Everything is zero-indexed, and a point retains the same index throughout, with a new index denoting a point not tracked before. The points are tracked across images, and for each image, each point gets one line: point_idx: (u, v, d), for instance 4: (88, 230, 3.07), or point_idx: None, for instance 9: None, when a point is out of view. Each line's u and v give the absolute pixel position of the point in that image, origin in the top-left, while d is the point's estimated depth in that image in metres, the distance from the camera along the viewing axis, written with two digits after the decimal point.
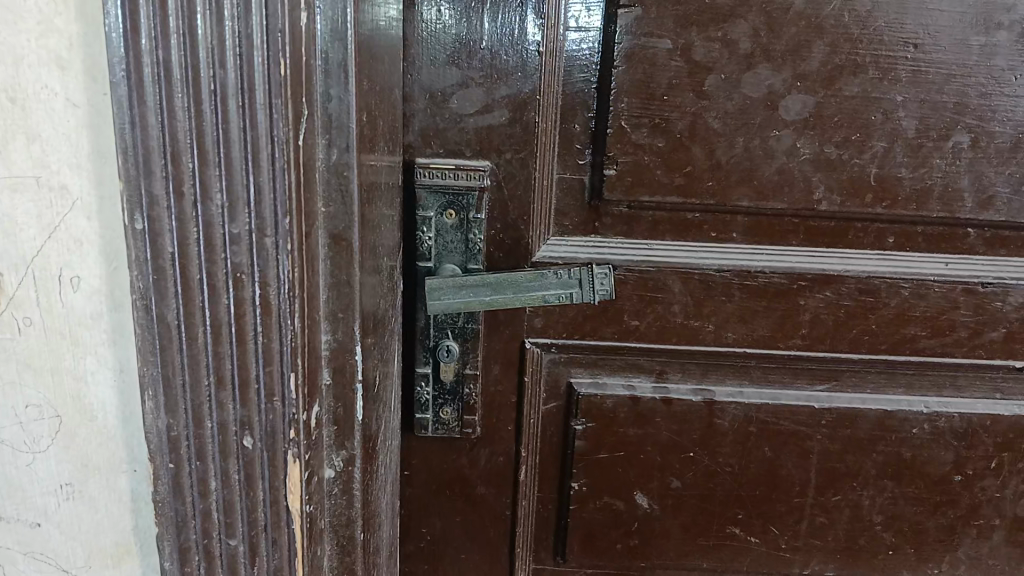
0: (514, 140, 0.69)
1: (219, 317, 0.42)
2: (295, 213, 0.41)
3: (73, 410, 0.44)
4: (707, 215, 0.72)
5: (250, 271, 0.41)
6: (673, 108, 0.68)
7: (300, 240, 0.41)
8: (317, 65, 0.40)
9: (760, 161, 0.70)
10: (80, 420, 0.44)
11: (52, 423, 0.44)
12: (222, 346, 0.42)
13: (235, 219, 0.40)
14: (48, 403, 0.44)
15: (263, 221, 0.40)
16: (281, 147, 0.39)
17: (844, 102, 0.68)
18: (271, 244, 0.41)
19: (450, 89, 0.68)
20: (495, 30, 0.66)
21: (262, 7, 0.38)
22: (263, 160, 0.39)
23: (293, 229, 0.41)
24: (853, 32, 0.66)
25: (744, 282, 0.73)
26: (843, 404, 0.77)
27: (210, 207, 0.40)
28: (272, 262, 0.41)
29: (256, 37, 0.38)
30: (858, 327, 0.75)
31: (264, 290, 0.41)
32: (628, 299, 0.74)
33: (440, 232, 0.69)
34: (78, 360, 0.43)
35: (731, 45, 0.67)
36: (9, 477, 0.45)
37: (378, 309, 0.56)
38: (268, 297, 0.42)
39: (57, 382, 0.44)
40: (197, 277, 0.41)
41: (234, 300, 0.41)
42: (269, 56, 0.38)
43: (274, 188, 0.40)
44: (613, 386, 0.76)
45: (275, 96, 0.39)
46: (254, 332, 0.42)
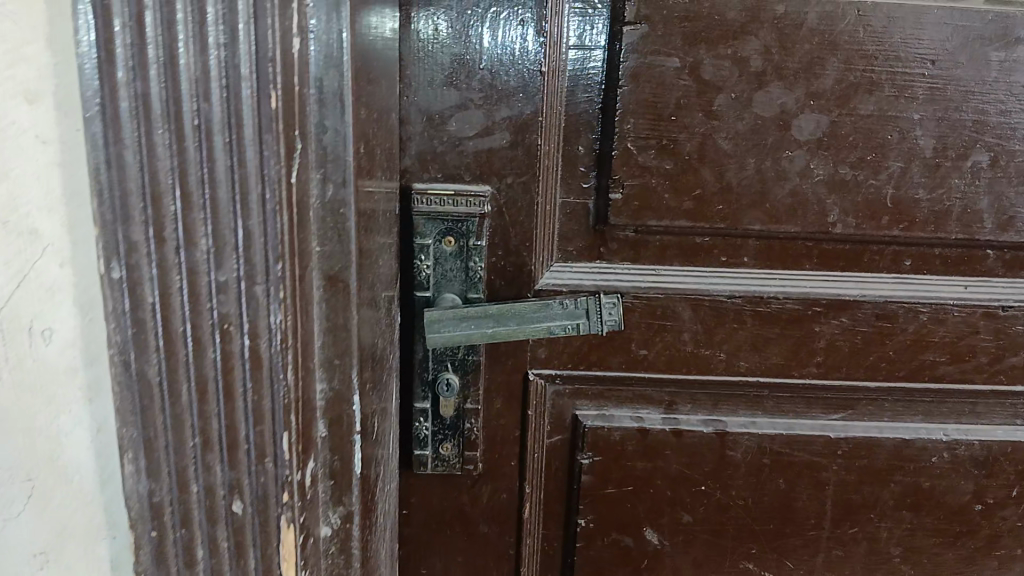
0: (515, 163, 0.66)
1: (205, 374, 0.39)
2: (287, 257, 0.38)
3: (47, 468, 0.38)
4: (717, 239, 0.69)
5: (239, 322, 0.38)
6: (681, 129, 0.65)
7: (292, 287, 0.38)
8: (310, 94, 0.37)
9: (772, 183, 0.67)
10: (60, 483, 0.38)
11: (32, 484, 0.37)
12: (208, 405, 0.39)
13: (223, 264, 0.37)
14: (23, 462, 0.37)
15: (253, 268, 0.37)
16: (273, 187, 0.36)
17: (860, 121, 0.65)
18: (261, 292, 0.38)
19: (448, 111, 0.64)
20: (496, 48, 0.63)
21: (250, 34, 0.34)
22: (253, 201, 0.36)
23: (286, 275, 0.38)
24: (868, 48, 0.64)
25: (756, 309, 0.70)
26: (860, 433, 0.74)
27: (195, 253, 0.37)
28: (263, 312, 0.38)
29: (243, 68, 0.35)
30: (875, 354, 0.72)
31: (254, 342, 0.38)
32: (636, 327, 0.71)
33: (439, 260, 0.66)
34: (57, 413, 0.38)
35: (741, 62, 0.64)
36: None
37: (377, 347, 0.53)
38: (259, 350, 0.38)
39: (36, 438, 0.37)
40: (180, 328, 0.38)
41: (221, 355, 0.38)
42: (258, 88, 0.35)
43: (265, 231, 0.37)
44: (620, 418, 0.73)
45: (265, 132, 0.35)
46: (243, 388, 0.39)
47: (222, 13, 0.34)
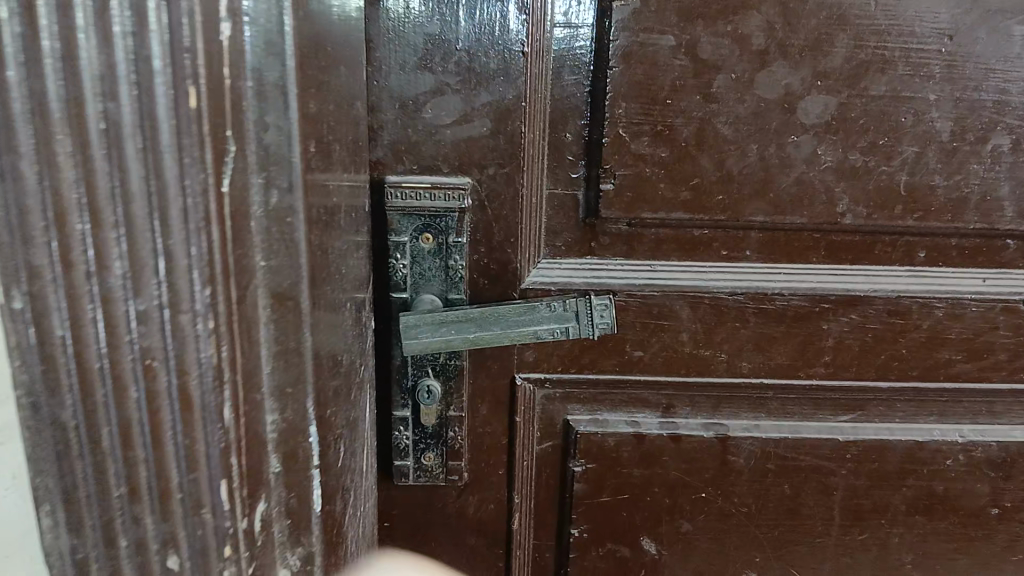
0: (497, 153, 0.61)
1: (127, 416, 0.33)
2: (214, 280, 0.33)
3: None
4: (717, 232, 0.64)
5: (165, 356, 0.33)
6: (677, 113, 0.60)
7: (225, 317, 0.34)
8: (247, 85, 0.32)
9: (776, 170, 0.62)
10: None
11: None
12: (134, 450, 0.34)
13: (142, 292, 0.32)
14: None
15: (177, 295, 0.32)
16: (197, 199, 0.31)
17: (871, 103, 0.60)
18: (187, 323, 0.33)
19: (423, 97, 0.59)
20: (474, 28, 0.58)
21: (163, 18, 0.29)
22: (173, 216, 0.31)
23: (217, 300, 0.33)
24: (879, 22, 0.58)
25: (759, 306, 0.65)
26: (871, 436, 0.69)
27: (111, 280, 0.31)
28: (190, 346, 0.33)
29: (156, 59, 0.29)
30: (886, 353, 0.67)
31: (183, 380, 0.33)
32: (630, 327, 0.66)
33: (416, 258, 0.62)
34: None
35: (742, 40, 0.58)
36: None
37: (346, 363, 0.48)
38: (187, 390, 0.33)
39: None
40: (97, 365, 0.32)
41: (146, 393, 0.33)
42: (175, 82, 0.30)
43: (189, 249, 0.32)
44: (615, 423, 0.68)
45: (185, 136, 0.30)
46: (172, 433, 0.34)
47: None
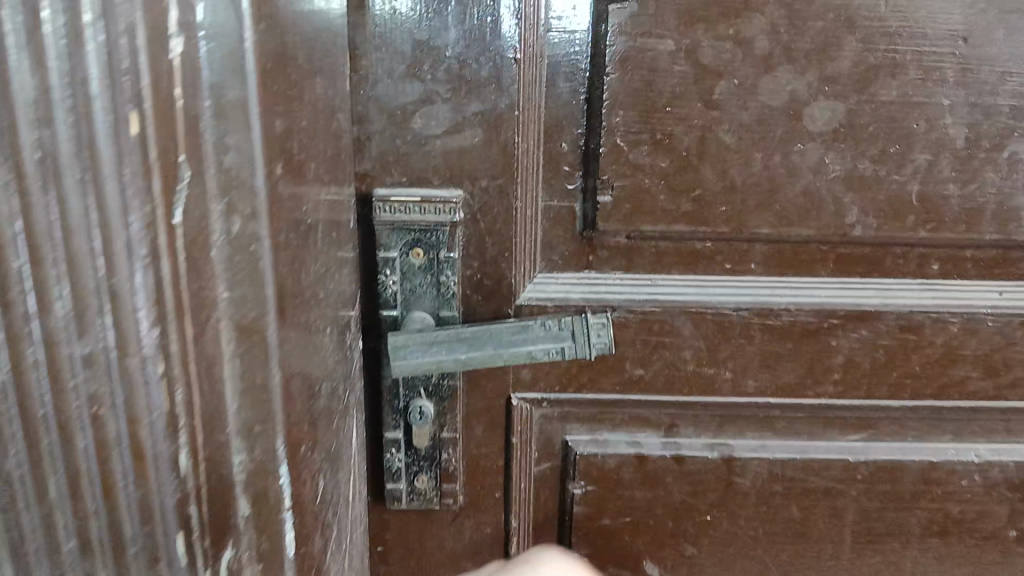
0: (489, 164, 0.58)
1: (77, 465, 0.31)
2: (166, 320, 0.31)
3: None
4: (721, 244, 0.61)
5: (113, 403, 0.31)
6: (678, 121, 0.57)
7: (180, 358, 0.32)
8: (205, 107, 0.30)
9: (781, 180, 0.59)
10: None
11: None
12: (84, 501, 0.32)
13: (86, 334, 0.30)
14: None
15: (124, 339, 0.30)
16: (145, 233, 0.29)
17: (881, 109, 0.57)
18: (136, 367, 0.31)
19: (413, 106, 0.56)
20: (464, 35, 0.55)
21: (101, 38, 0.27)
22: (118, 251, 0.29)
23: (168, 346, 0.31)
24: (889, 24, 0.55)
25: (765, 321, 0.63)
26: (883, 456, 0.67)
27: (51, 323, 0.29)
28: (140, 391, 0.31)
29: (94, 81, 0.27)
30: (899, 370, 0.64)
31: (134, 427, 0.31)
32: (630, 344, 0.63)
33: (406, 274, 0.59)
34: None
35: (745, 44, 0.56)
36: None
37: (327, 392, 0.46)
38: (140, 440, 0.32)
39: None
40: (40, 413, 0.30)
41: (95, 442, 0.31)
42: (115, 107, 0.28)
43: (137, 288, 0.30)
44: (616, 444, 0.66)
45: (128, 165, 0.28)
46: (124, 483, 0.32)
47: (61, 14, 0.26)
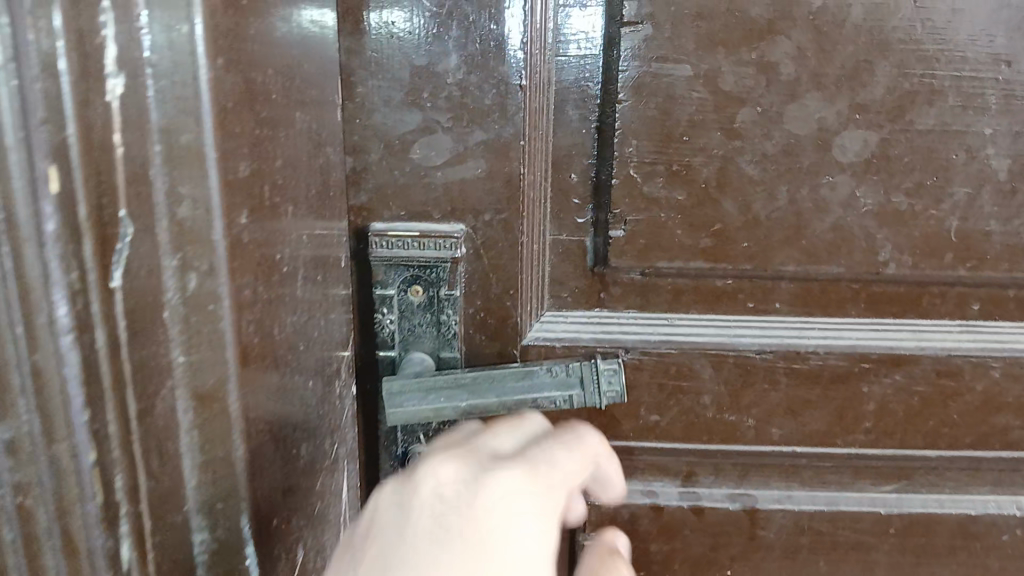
0: (493, 197, 0.54)
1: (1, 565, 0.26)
2: (94, 403, 0.26)
3: (476, 496, 0.37)
4: (743, 281, 0.57)
5: (42, 496, 0.26)
6: (695, 151, 0.53)
7: (121, 437, 0.27)
8: (154, 151, 0.27)
9: (808, 216, 0.54)
10: (539, 525, 0.37)
11: (530, 508, 0.37)
12: None
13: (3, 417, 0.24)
14: (417, 521, 0.37)
15: (51, 422, 0.25)
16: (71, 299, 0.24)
17: (917, 138, 0.53)
18: (67, 454, 0.26)
19: (411, 136, 0.52)
20: (465, 59, 0.50)
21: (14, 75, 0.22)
22: (42, 322, 0.24)
23: (104, 425, 0.26)
24: (926, 47, 0.51)
25: (791, 365, 0.58)
26: (916, 509, 0.63)
27: None
28: (70, 480, 0.26)
29: (8, 132, 0.22)
30: (935, 418, 0.60)
31: (65, 522, 0.26)
32: (645, 389, 0.59)
33: (404, 313, 0.56)
34: (408, 509, 0.37)
35: (769, 69, 0.51)
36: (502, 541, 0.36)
37: (309, 452, 0.42)
38: (72, 533, 0.26)
39: (395, 526, 0.37)
40: None
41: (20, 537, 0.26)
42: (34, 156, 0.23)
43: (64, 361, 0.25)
44: (630, 493, 0.62)
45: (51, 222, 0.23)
46: None
47: None
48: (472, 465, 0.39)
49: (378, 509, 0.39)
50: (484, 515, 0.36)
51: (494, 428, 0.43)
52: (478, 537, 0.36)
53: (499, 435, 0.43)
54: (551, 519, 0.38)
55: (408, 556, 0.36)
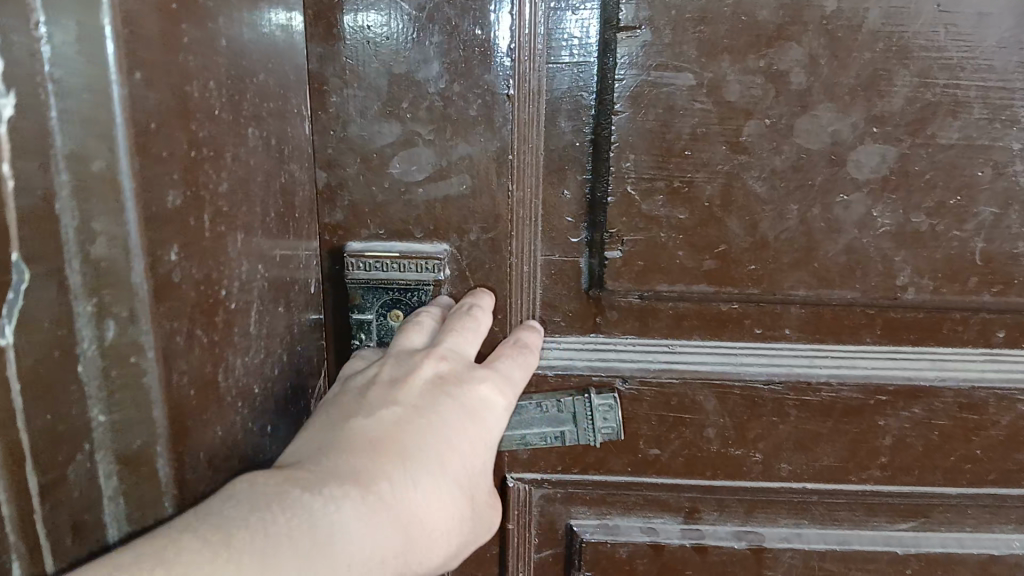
0: (479, 216, 0.49)
1: None
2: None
3: (468, 373, 0.43)
4: (750, 306, 0.53)
5: None
6: (698, 167, 0.49)
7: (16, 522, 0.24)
8: (61, 179, 0.23)
9: (820, 237, 0.50)
10: (506, 414, 0.44)
11: (501, 405, 0.43)
12: None
13: None
14: (418, 379, 0.41)
15: None
16: None
17: (940, 153, 0.48)
18: None
19: (389, 149, 0.48)
20: (448, 67, 0.46)
21: None
22: None
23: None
24: (949, 55, 0.46)
25: (801, 398, 0.54)
26: (934, 548, 0.59)
27: None
28: None
29: None
30: (956, 453, 0.56)
31: None
32: (644, 421, 0.55)
33: (385, 340, 0.51)
34: (410, 372, 0.42)
35: (779, 78, 0.47)
36: (473, 423, 0.41)
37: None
38: None
39: (396, 380, 0.41)
40: None
41: None
42: None
43: None
44: (627, 530, 0.58)
45: None
46: None
47: None
48: (459, 356, 0.44)
49: (373, 373, 0.42)
50: (464, 401, 0.41)
51: (468, 305, 0.47)
52: (455, 416, 0.40)
53: (476, 313, 0.46)
54: (511, 414, 0.44)
55: (411, 401, 0.40)
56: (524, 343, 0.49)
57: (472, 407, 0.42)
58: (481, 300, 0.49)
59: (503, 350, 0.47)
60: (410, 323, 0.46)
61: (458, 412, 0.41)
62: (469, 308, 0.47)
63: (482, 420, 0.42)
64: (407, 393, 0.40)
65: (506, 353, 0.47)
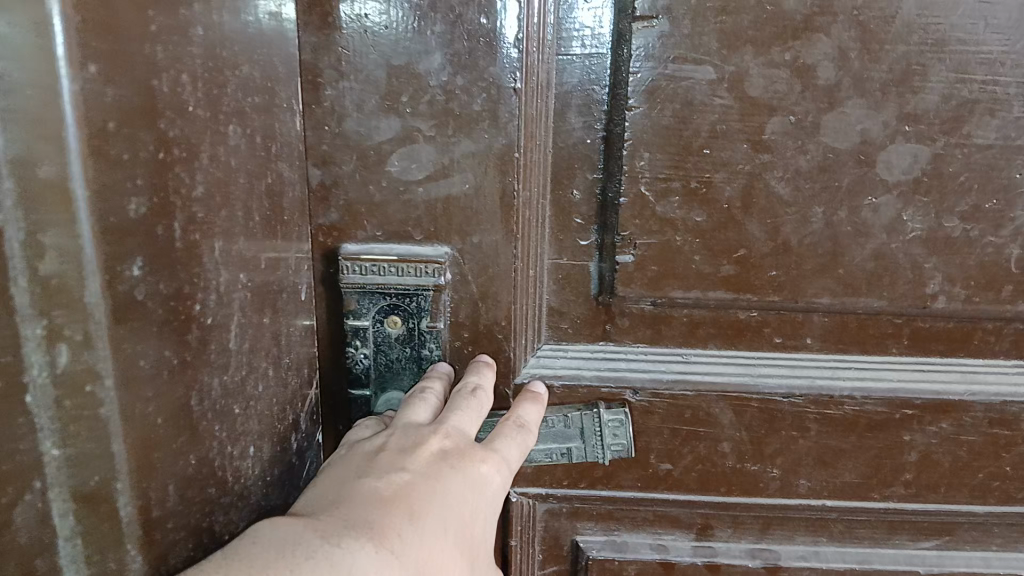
0: (483, 216, 0.46)
1: None
2: None
3: (474, 446, 0.41)
4: (769, 314, 0.50)
5: None
6: (717, 167, 0.46)
7: None
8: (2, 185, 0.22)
9: (847, 241, 0.47)
10: (504, 493, 0.42)
11: (503, 479, 0.42)
12: None
13: None
14: (427, 448, 0.39)
15: None
16: None
17: (975, 155, 0.45)
18: None
19: (387, 145, 0.45)
20: (451, 59, 0.43)
21: None
22: None
23: None
24: (989, 49, 0.43)
25: (823, 412, 0.51)
26: (960, 567, 0.56)
27: None
28: None
29: None
30: (985, 470, 0.53)
31: None
32: (655, 434, 0.52)
33: (381, 347, 0.48)
34: (417, 439, 0.40)
35: (805, 72, 0.44)
36: (478, 493, 0.40)
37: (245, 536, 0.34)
38: None
39: (404, 447, 0.39)
40: None
41: None
42: None
43: None
44: (636, 547, 0.56)
45: None
46: None
47: None
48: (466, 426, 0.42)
49: (380, 436, 0.41)
50: (473, 469, 0.40)
51: (476, 378, 0.46)
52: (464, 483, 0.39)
53: (480, 391, 0.44)
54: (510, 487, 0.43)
55: (424, 462, 0.39)
56: (523, 419, 0.46)
57: (478, 475, 0.40)
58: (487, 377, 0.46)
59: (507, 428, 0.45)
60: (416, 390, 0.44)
61: (467, 479, 0.39)
62: (472, 391, 0.44)
63: (486, 490, 0.40)
64: (418, 455, 0.39)
65: (509, 430, 0.44)
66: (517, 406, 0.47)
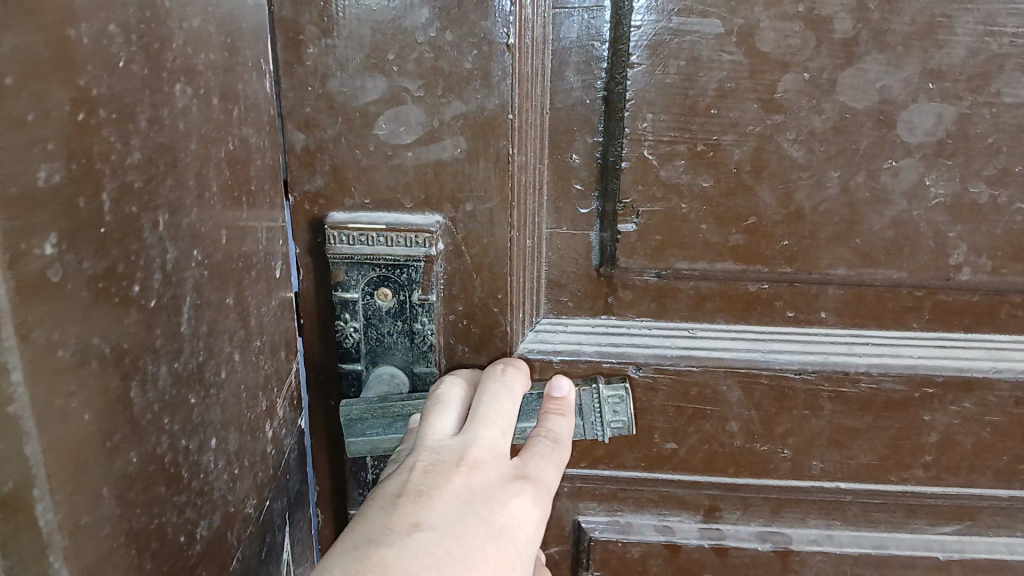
0: (475, 184, 0.43)
1: None
2: None
3: (500, 485, 0.38)
4: (782, 286, 0.47)
5: None
6: (725, 129, 0.43)
7: None
8: None
9: (864, 208, 0.44)
10: (536, 536, 0.38)
11: (533, 521, 0.38)
12: None
13: None
14: (448, 490, 0.36)
15: None
16: None
17: (1005, 115, 0.42)
18: None
19: (372, 106, 0.42)
20: (438, 13, 0.40)
21: None
22: None
23: None
24: None
25: (837, 390, 0.49)
26: (982, 553, 0.53)
27: None
28: None
29: None
30: (1011, 452, 0.50)
31: None
32: (660, 412, 0.50)
33: (371, 321, 0.46)
34: (437, 481, 0.36)
35: (820, 25, 0.41)
36: (507, 542, 0.36)
37: (206, 536, 0.32)
38: None
39: (423, 490, 0.36)
40: None
41: None
42: None
43: None
44: (640, 528, 0.54)
45: None
46: None
47: None
48: (489, 457, 0.39)
49: (401, 473, 0.37)
50: (497, 518, 0.36)
51: (499, 388, 0.42)
52: (491, 534, 0.35)
53: (507, 389, 0.42)
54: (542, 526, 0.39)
55: (446, 513, 0.35)
56: (554, 435, 0.43)
57: (505, 524, 0.36)
58: (513, 381, 0.43)
59: (535, 445, 0.42)
60: (435, 405, 0.41)
61: (492, 530, 0.36)
62: (498, 389, 0.42)
63: (516, 536, 0.37)
64: (440, 502, 0.35)
65: (535, 449, 0.42)
66: (544, 420, 0.44)
